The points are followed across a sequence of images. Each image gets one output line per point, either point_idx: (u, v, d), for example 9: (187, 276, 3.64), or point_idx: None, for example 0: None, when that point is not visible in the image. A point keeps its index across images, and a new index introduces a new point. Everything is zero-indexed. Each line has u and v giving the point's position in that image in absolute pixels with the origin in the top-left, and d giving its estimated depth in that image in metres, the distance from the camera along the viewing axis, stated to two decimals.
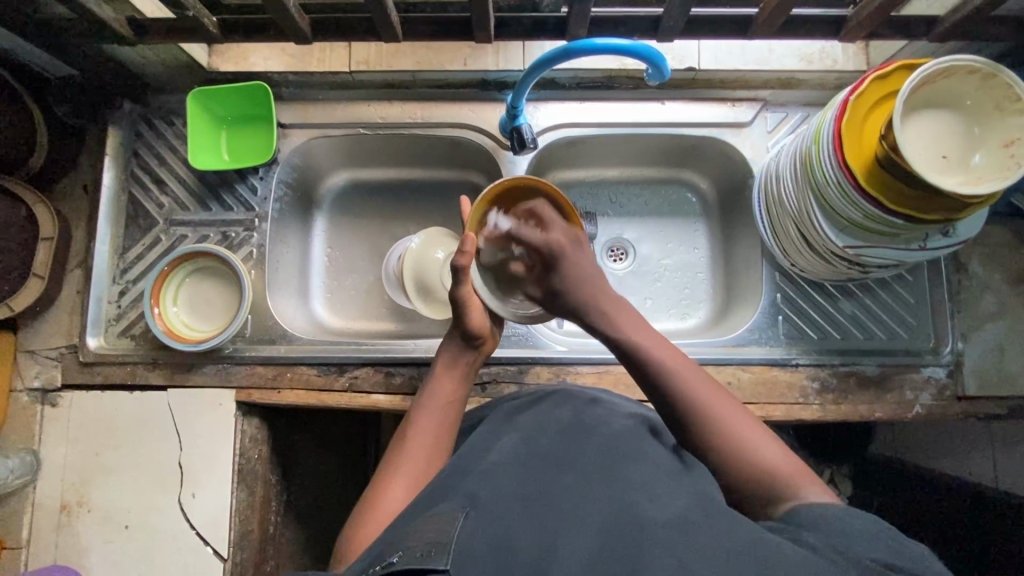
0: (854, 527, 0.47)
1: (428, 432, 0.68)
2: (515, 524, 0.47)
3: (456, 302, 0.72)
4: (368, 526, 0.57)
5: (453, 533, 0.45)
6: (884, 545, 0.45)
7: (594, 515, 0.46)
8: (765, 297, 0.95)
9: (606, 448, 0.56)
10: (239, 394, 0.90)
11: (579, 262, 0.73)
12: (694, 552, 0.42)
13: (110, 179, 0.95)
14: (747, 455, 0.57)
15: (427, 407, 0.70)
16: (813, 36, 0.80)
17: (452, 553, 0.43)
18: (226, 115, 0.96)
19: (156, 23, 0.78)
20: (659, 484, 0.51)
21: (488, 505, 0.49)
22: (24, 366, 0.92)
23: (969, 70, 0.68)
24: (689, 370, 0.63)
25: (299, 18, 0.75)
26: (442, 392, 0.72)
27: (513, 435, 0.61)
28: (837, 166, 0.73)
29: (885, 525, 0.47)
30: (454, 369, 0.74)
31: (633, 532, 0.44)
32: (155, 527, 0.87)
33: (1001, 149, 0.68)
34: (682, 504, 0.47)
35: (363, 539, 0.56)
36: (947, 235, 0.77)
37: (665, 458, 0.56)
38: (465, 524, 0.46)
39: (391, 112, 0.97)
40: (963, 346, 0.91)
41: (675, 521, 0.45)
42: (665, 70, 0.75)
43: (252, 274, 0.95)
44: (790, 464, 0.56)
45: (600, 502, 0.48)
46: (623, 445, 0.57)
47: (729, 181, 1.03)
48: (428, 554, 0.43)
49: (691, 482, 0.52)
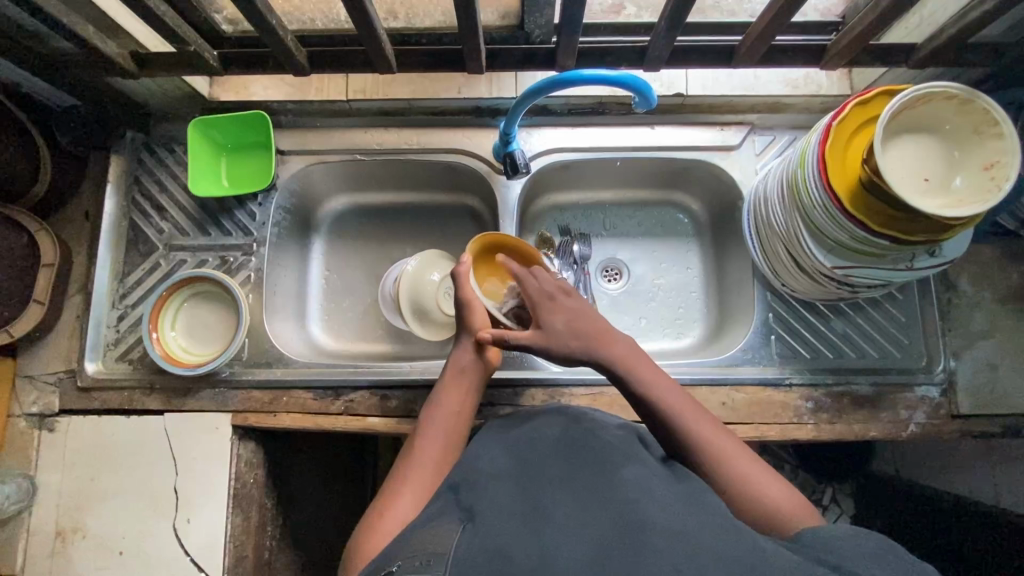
0: (852, 543, 0.47)
1: (437, 440, 0.68)
2: (509, 533, 0.47)
3: (460, 303, 0.75)
4: (376, 535, 0.57)
5: (450, 546, 0.47)
6: (884, 562, 0.45)
7: (591, 522, 0.47)
8: (757, 316, 0.95)
9: (596, 459, 0.56)
10: (235, 418, 0.90)
11: (571, 307, 0.71)
12: (685, 555, 0.42)
13: (112, 207, 0.97)
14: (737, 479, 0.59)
15: (435, 416, 0.70)
16: (796, 63, 0.82)
17: (448, 563, 0.45)
18: (227, 143, 0.98)
19: (158, 57, 0.81)
20: (655, 489, 0.51)
21: (484, 521, 0.49)
22: (22, 392, 0.93)
23: (947, 97, 0.70)
24: (686, 407, 0.64)
25: (297, 51, 0.78)
26: (449, 402, 0.71)
27: (505, 450, 0.61)
28: (822, 189, 0.74)
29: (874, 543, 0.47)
30: (463, 378, 0.73)
31: (625, 537, 0.44)
32: (149, 553, 0.86)
33: (980, 172, 0.70)
34: (681, 508, 0.48)
35: (376, 548, 0.56)
36: (933, 255, 0.78)
37: (656, 468, 0.56)
38: (463, 536, 0.48)
39: (388, 138, 0.99)
40: (956, 364, 0.91)
41: (665, 523, 0.45)
42: (651, 98, 0.77)
43: (249, 298, 0.96)
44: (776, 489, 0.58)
45: (595, 510, 0.48)
46: (614, 454, 0.57)
47: (720, 202, 1.04)
48: (427, 563, 0.45)
49: (688, 490, 0.52)
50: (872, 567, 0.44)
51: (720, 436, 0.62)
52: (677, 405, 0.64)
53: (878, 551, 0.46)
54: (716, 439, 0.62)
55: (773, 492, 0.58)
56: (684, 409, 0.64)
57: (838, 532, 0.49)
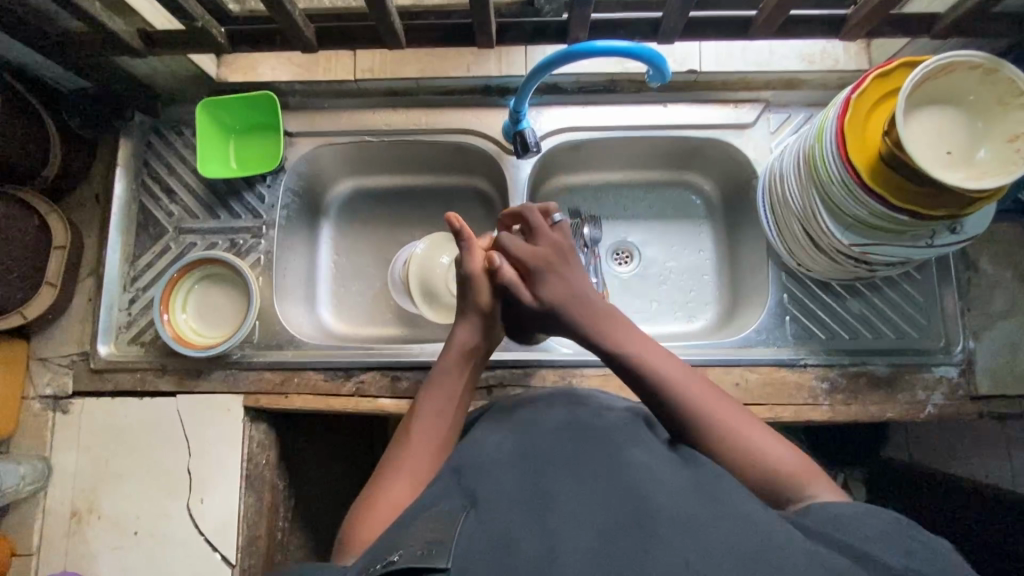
0: (864, 524, 0.45)
1: (436, 425, 0.64)
2: (512, 522, 0.46)
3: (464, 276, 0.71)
4: (375, 515, 0.55)
5: (453, 529, 0.46)
6: (895, 543, 0.44)
7: (596, 510, 0.46)
8: (772, 297, 0.94)
9: (602, 442, 0.55)
10: (247, 399, 0.90)
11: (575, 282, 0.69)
12: (693, 551, 0.41)
13: (121, 190, 0.97)
14: (752, 454, 0.57)
15: (435, 397, 0.66)
16: (814, 35, 0.80)
17: (452, 553, 0.43)
18: (235, 125, 0.98)
19: (165, 35, 0.80)
20: (660, 475, 0.50)
21: (485, 508, 0.48)
22: (36, 373, 0.93)
23: (970, 66, 0.68)
24: (706, 392, 0.61)
25: (305, 28, 0.77)
26: (450, 383, 0.67)
27: (508, 433, 0.60)
28: (841, 164, 0.73)
29: (882, 523, 0.45)
30: (467, 358, 0.69)
31: (631, 530, 0.43)
32: (163, 533, 0.87)
33: (1005, 144, 0.68)
34: (684, 496, 0.47)
35: (376, 529, 0.54)
36: (954, 232, 0.76)
37: (664, 452, 0.55)
38: (464, 526, 0.46)
39: (396, 119, 0.98)
40: (975, 344, 0.90)
41: (672, 515, 0.44)
42: (666, 71, 0.75)
43: (259, 281, 0.96)
44: (795, 458, 0.56)
45: (600, 498, 0.47)
46: (619, 438, 0.56)
47: (733, 182, 1.03)
48: (427, 553, 0.43)
49: (696, 474, 0.51)
50: (889, 554, 0.43)
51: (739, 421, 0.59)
52: (678, 379, 0.61)
53: (889, 531, 0.45)
54: (720, 413, 0.59)
55: (784, 457, 0.56)
56: (707, 396, 0.60)
57: (846, 511, 0.47)
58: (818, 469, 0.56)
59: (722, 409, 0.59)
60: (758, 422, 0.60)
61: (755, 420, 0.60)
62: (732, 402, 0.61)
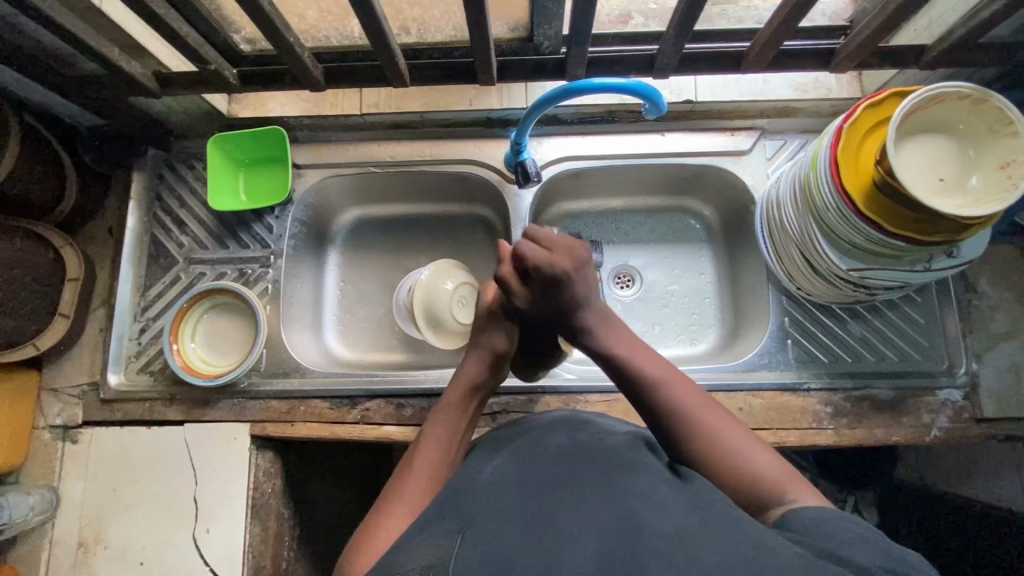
0: (843, 528, 0.47)
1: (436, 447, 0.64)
2: (511, 543, 0.46)
3: None
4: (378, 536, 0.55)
5: (449, 551, 0.47)
6: (873, 549, 0.45)
7: (593, 525, 0.47)
8: (773, 320, 0.95)
9: (601, 460, 0.56)
10: (253, 427, 0.91)
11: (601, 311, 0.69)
12: (689, 562, 0.42)
13: (134, 222, 1.00)
14: (726, 455, 0.57)
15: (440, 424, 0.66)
16: (805, 67, 0.83)
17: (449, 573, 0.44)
18: (244, 158, 1.00)
19: (180, 77, 0.84)
20: (656, 492, 0.51)
21: (481, 527, 0.49)
22: (46, 404, 0.95)
23: (959, 96, 0.70)
24: (695, 398, 0.61)
25: (313, 68, 0.80)
26: (452, 416, 0.67)
27: (508, 456, 0.60)
28: (836, 192, 0.74)
29: (861, 530, 0.47)
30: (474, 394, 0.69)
31: (629, 545, 0.44)
32: (168, 562, 0.87)
33: (996, 171, 0.69)
34: (681, 514, 0.47)
35: (392, 535, 0.55)
36: (951, 255, 0.77)
37: (663, 470, 0.55)
38: (459, 548, 0.47)
39: (401, 151, 1.01)
40: (977, 367, 0.90)
41: (670, 529, 0.45)
42: (661, 104, 0.77)
43: (267, 310, 0.97)
44: (777, 467, 0.56)
45: (597, 516, 0.48)
46: (618, 458, 0.57)
47: (731, 207, 1.04)
48: None
49: (691, 491, 0.51)
50: (869, 557, 0.45)
51: (734, 432, 0.59)
52: (663, 381, 0.63)
53: (865, 537, 0.47)
54: (700, 417, 0.60)
55: (759, 460, 0.56)
56: (689, 396, 0.61)
57: (829, 515, 0.49)
58: (802, 479, 0.55)
59: (705, 413, 0.60)
60: (744, 430, 0.59)
61: (740, 427, 0.59)
62: (714, 401, 0.62)
